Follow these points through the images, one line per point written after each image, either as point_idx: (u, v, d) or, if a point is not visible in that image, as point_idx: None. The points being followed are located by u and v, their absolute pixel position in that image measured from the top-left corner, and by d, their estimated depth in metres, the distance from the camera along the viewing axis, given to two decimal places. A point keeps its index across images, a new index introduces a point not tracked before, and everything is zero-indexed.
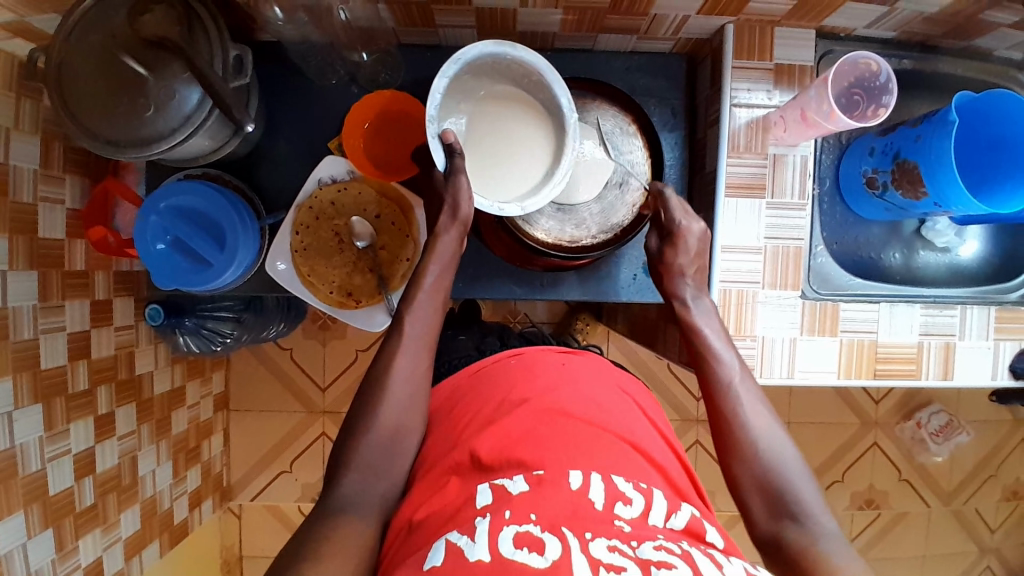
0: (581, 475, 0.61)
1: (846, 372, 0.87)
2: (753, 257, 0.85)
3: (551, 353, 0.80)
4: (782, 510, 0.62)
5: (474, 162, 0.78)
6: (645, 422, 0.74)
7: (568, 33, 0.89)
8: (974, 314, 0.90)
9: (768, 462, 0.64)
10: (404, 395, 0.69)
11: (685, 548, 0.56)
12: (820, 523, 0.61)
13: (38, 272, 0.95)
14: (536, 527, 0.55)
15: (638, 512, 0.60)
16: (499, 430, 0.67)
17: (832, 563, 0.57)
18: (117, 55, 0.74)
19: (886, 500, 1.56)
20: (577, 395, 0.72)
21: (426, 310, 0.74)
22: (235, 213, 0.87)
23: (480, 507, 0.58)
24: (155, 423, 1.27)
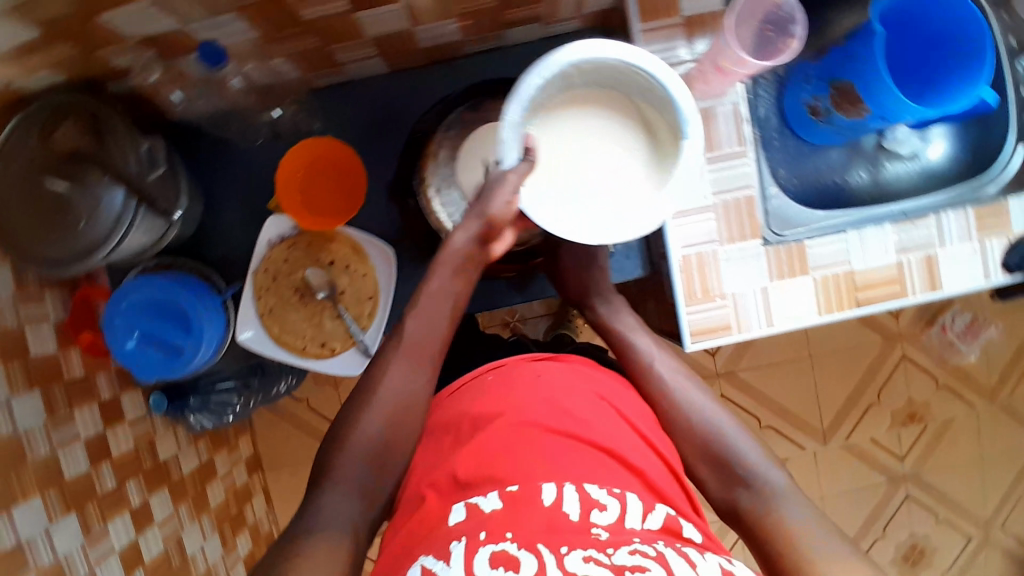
0: (555, 488, 0.62)
1: (827, 307, 0.85)
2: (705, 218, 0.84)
3: (526, 363, 0.78)
4: (733, 479, 0.70)
5: (542, 174, 0.72)
6: (624, 424, 0.72)
7: (472, 38, 0.88)
8: (951, 221, 0.86)
9: (706, 429, 0.74)
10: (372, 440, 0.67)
11: (660, 548, 0.57)
12: (767, 479, 0.69)
13: (39, 389, 0.98)
14: (513, 544, 0.56)
15: (614, 516, 0.61)
16: (475, 449, 0.67)
17: (785, 519, 0.65)
18: (39, 178, 0.74)
19: (929, 412, 1.52)
20: (551, 406, 0.71)
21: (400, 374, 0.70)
22: (193, 295, 0.88)
23: (455, 526, 0.61)
24: (192, 502, 1.30)
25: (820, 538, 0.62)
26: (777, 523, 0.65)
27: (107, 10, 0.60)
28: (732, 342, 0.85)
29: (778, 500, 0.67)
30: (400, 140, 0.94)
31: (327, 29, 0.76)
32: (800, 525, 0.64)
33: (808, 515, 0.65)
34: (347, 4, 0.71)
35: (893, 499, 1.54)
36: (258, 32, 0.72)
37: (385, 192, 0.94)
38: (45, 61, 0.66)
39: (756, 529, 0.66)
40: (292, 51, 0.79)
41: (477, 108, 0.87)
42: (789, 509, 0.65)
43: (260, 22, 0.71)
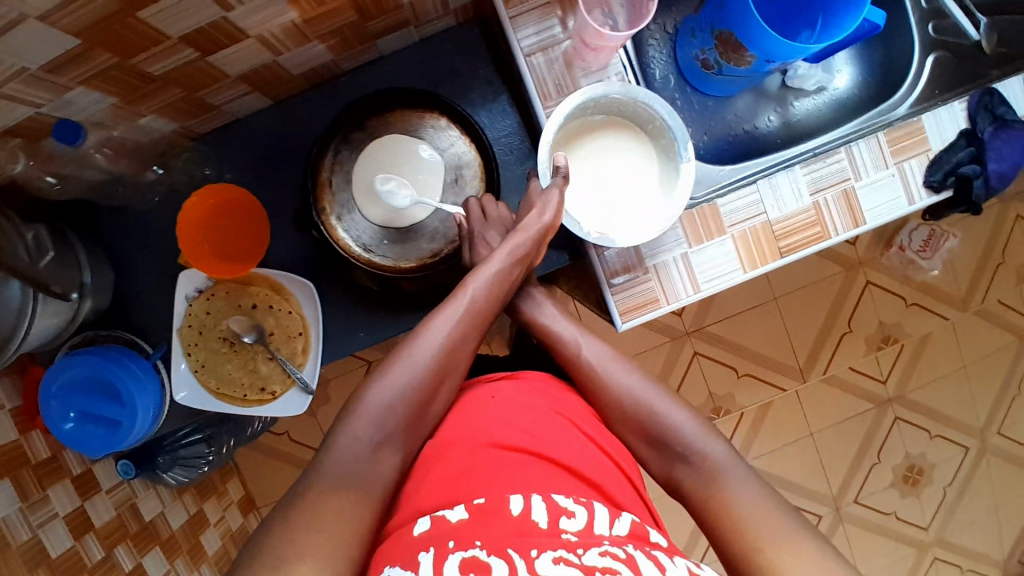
0: (523, 498, 0.57)
1: (751, 263, 0.83)
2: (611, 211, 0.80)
3: (479, 389, 0.74)
4: (671, 455, 0.70)
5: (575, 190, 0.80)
6: (582, 436, 0.69)
7: (344, 55, 0.86)
8: (862, 149, 0.84)
9: (640, 410, 0.73)
10: (404, 391, 0.68)
11: (630, 551, 0.54)
12: (708, 453, 0.68)
13: (9, 476, 0.98)
14: (481, 550, 0.52)
15: (583, 523, 0.56)
16: (433, 479, 0.63)
17: (736, 499, 0.63)
18: None
19: (903, 331, 1.51)
20: (502, 423, 0.67)
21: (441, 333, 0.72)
22: (122, 366, 0.87)
23: (420, 540, 0.55)
24: (188, 554, 1.30)
25: (761, 509, 0.62)
26: (720, 500, 0.64)
27: None
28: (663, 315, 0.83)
29: (720, 474, 0.66)
30: (299, 169, 0.92)
31: (186, 78, 0.74)
32: (748, 499, 0.63)
33: (752, 487, 0.64)
34: (194, 51, 0.69)
35: (882, 423, 1.53)
36: (114, 96, 0.71)
37: (295, 224, 0.92)
38: None
39: (697, 504, 0.66)
40: (161, 104, 0.77)
41: (367, 129, 0.87)
42: (731, 482, 0.65)
43: (111, 87, 0.69)
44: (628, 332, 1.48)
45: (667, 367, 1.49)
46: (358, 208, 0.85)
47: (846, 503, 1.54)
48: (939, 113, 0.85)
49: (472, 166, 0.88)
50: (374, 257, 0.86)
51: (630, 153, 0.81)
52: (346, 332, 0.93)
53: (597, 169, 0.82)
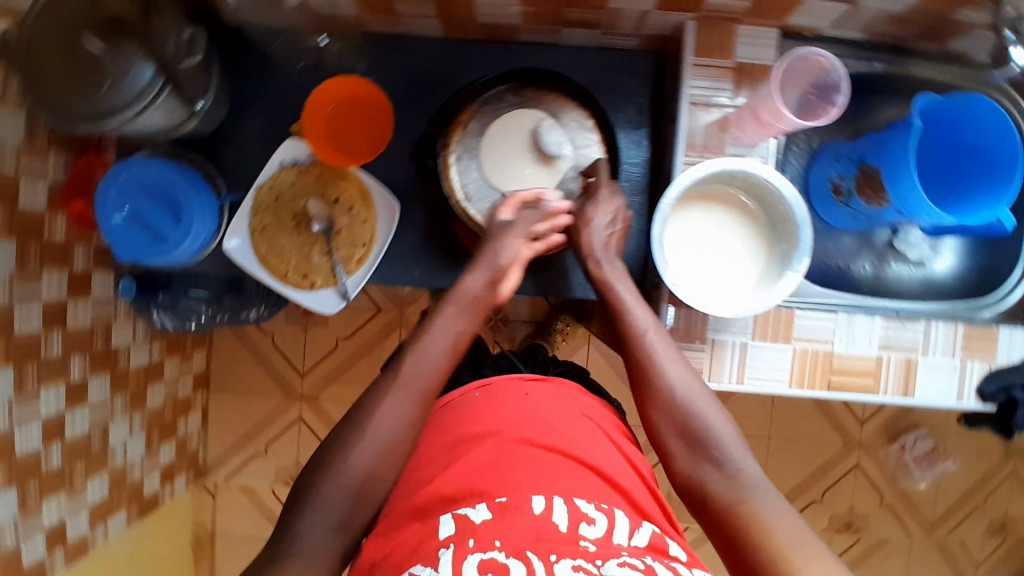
0: (545, 499, 0.62)
1: (799, 381, 0.84)
2: (697, 275, 0.78)
3: (515, 379, 0.78)
4: (701, 454, 0.69)
5: (678, 237, 0.78)
6: (612, 450, 0.73)
7: (531, 26, 0.87)
8: (939, 331, 0.87)
9: (682, 404, 0.71)
10: (434, 358, 0.71)
11: (648, 562, 0.58)
12: (741, 469, 0.67)
13: (17, 239, 0.98)
14: (501, 553, 0.56)
15: (601, 531, 0.61)
16: (461, 462, 0.66)
17: (764, 517, 0.62)
18: (80, 33, 0.74)
19: (866, 525, 1.51)
20: (531, 419, 0.72)
21: (472, 295, 0.75)
22: (192, 187, 0.87)
23: (444, 537, 0.59)
24: (130, 396, 1.29)
25: (790, 526, 0.61)
26: (747, 512, 0.63)
27: None
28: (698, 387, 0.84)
29: (749, 486, 0.66)
30: (435, 103, 0.94)
31: None
32: (778, 521, 0.62)
33: (781, 506, 0.63)
34: None
35: None
36: None
37: (411, 147, 0.95)
38: None
39: (716, 512, 0.65)
40: None
41: (520, 95, 0.88)
42: (761, 495, 0.64)
43: None
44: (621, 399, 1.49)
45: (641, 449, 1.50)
46: (479, 158, 0.86)
47: None
48: (1015, 333, 0.88)
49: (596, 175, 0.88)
50: (469, 206, 0.86)
51: (749, 239, 0.80)
52: (403, 265, 0.95)
53: (706, 234, 0.80)
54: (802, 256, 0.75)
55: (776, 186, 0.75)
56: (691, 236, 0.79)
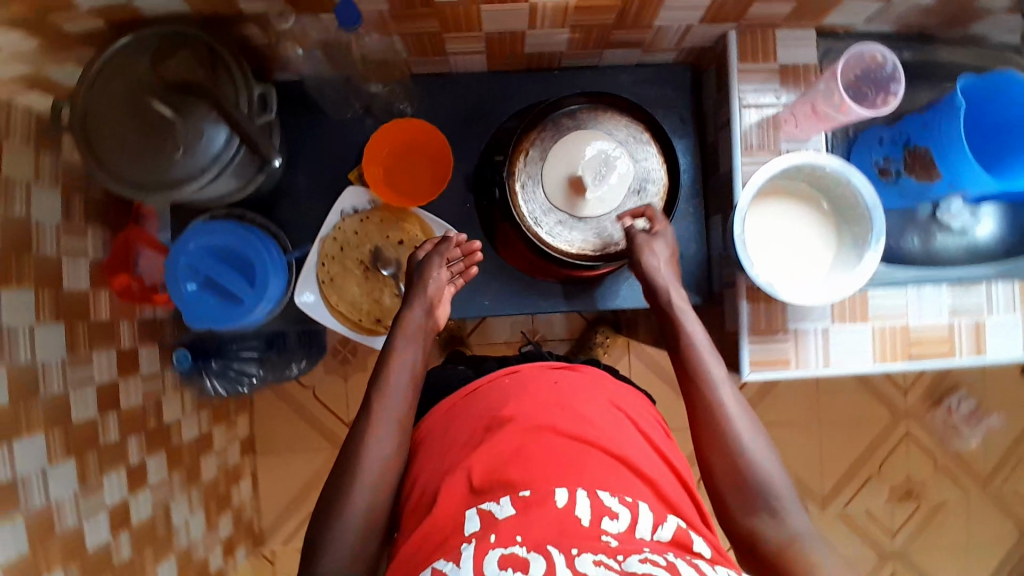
0: (568, 492, 0.63)
1: (881, 356, 0.87)
2: (779, 271, 0.80)
3: (546, 369, 0.80)
4: (757, 504, 0.69)
5: (756, 237, 0.80)
6: (641, 439, 0.74)
7: (575, 51, 0.91)
8: (999, 291, 0.90)
9: (744, 453, 0.71)
10: (399, 387, 0.77)
11: (670, 559, 0.58)
12: (790, 517, 0.68)
13: (64, 323, 0.93)
14: (522, 548, 0.57)
15: (624, 526, 0.61)
16: (487, 456, 0.67)
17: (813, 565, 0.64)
18: (145, 100, 0.75)
19: (924, 492, 1.54)
20: (560, 408, 0.72)
21: (418, 327, 0.82)
22: (263, 248, 0.87)
23: (468, 533, 0.61)
24: (185, 472, 1.25)
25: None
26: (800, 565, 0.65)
27: None
28: (788, 377, 0.86)
29: (804, 539, 0.67)
30: (484, 136, 0.96)
31: (448, 14, 0.78)
32: None
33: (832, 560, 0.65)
34: None
35: None
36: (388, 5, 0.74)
37: (465, 183, 0.96)
38: None
39: (769, 560, 0.67)
40: (411, 31, 0.81)
41: (575, 117, 0.88)
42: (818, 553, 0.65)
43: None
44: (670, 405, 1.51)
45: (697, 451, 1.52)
46: (543, 183, 0.86)
47: None
48: None
49: (658, 185, 0.89)
50: (540, 230, 0.86)
51: (820, 227, 0.82)
52: (472, 294, 0.96)
53: (780, 229, 0.81)
54: (881, 239, 0.77)
55: (842, 175, 0.77)
56: (762, 232, 0.80)
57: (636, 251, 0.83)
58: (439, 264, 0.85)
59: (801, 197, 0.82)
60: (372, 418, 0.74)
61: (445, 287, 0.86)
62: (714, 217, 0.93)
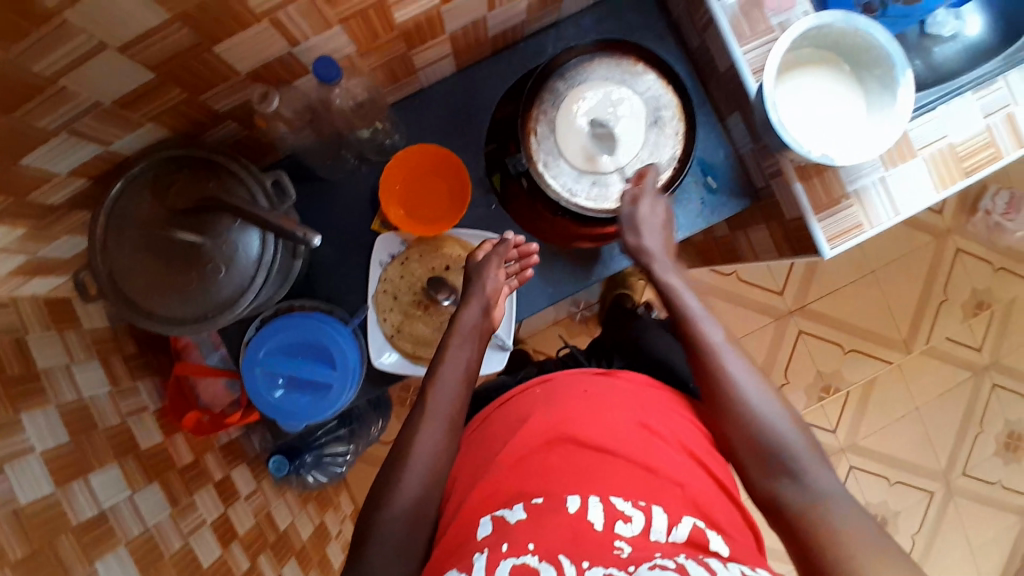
0: (580, 499, 0.64)
1: (941, 183, 0.87)
2: (823, 140, 0.80)
3: (580, 377, 0.81)
4: (778, 468, 0.69)
5: (790, 117, 0.80)
6: (675, 440, 0.74)
7: (534, 17, 0.89)
8: (1018, 78, 0.89)
9: (759, 417, 0.71)
10: (451, 390, 0.77)
11: (679, 561, 0.58)
12: (817, 481, 0.67)
13: (157, 481, 0.91)
14: (533, 558, 0.58)
15: (637, 530, 0.62)
16: (514, 473, 0.69)
17: (835, 525, 0.63)
18: (166, 234, 0.72)
19: (993, 296, 1.57)
20: (591, 416, 0.74)
21: (471, 328, 0.82)
22: (325, 329, 0.85)
23: (481, 540, 0.62)
24: (319, 566, 1.22)
25: (871, 545, 0.60)
26: (824, 530, 0.63)
27: (222, 30, 0.60)
28: (868, 239, 0.86)
29: (829, 502, 0.65)
30: (481, 134, 0.94)
31: (413, 29, 0.76)
32: (854, 533, 0.62)
33: (861, 523, 0.63)
34: None
35: (980, 392, 1.58)
36: (354, 42, 0.73)
37: (481, 187, 0.94)
38: (151, 112, 0.69)
39: (793, 524, 0.66)
40: (379, 62, 0.79)
41: (566, 77, 0.86)
42: (839, 513, 0.64)
43: (359, 31, 0.71)
44: (735, 316, 1.51)
45: (773, 346, 1.53)
46: (563, 153, 0.85)
47: (955, 476, 1.58)
48: None
49: (672, 107, 0.86)
50: (578, 199, 0.85)
51: (841, 84, 0.81)
52: (533, 288, 0.96)
53: (805, 100, 0.81)
54: (908, 71, 0.76)
55: (849, 25, 0.76)
56: (794, 104, 0.80)
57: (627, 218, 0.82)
58: (497, 264, 0.86)
59: (815, 62, 0.81)
60: (426, 413, 0.75)
61: (501, 288, 0.86)
62: (729, 117, 0.92)
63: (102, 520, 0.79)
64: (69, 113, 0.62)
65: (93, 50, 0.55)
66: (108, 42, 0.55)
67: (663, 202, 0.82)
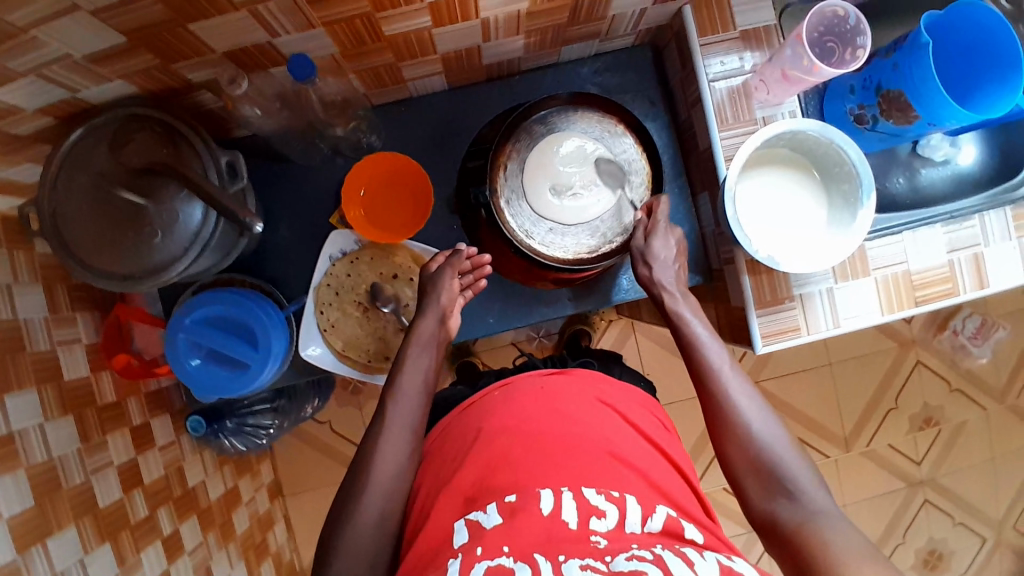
0: (553, 495, 0.63)
1: (888, 306, 0.88)
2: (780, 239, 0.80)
3: (534, 375, 0.81)
4: (776, 488, 0.70)
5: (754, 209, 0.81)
6: (629, 430, 0.76)
7: (533, 54, 0.89)
8: (993, 220, 0.89)
9: (757, 439, 0.73)
10: (411, 399, 0.78)
11: (657, 552, 0.56)
12: (811, 499, 0.68)
13: (72, 414, 0.90)
14: (508, 559, 0.56)
15: (613, 523, 0.61)
16: (481, 463, 0.69)
17: (827, 536, 0.63)
18: (111, 190, 0.72)
19: (943, 415, 1.57)
20: (549, 412, 0.74)
21: (429, 336, 0.83)
22: (257, 310, 0.86)
23: (457, 546, 0.61)
24: (219, 529, 1.20)
25: (859, 551, 0.61)
26: (816, 542, 0.63)
27: (200, 11, 0.61)
28: (802, 343, 0.87)
29: (822, 518, 0.66)
30: (458, 154, 0.95)
31: (402, 44, 0.76)
32: (842, 544, 0.62)
33: (851, 533, 0.63)
34: (429, 20, 0.72)
35: (911, 505, 1.57)
36: (339, 47, 0.73)
37: (447, 205, 0.95)
38: (123, 70, 0.69)
39: (788, 541, 0.66)
40: (365, 67, 0.79)
41: (547, 122, 0.87)
42: (833, 525, 0.65)
43: (344, 36, 0.71)
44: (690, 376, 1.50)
45: None
46: (526, 194, 0.85)
47: None
48: None
49: (642, 174, 0.88)
50: (532, 241, 0.85)
51: (808, 190, 0.81)
52: (476, 315, 0.95)
53: (770, 199, 0.81)
54: (872, 193, 0.77)
55: (822, 135, 0.77)
56: (749, 198, 0.80)
57: (639, 252, 0.84)
58: (451, 275, 0.85)
59: (785, 164, 0.82)
60: (385, 422, 0.76)
61: (456, 300, 0.86)
62: (700, 194, 0.93)
63: (7, 441, 0.78)
64: (38, 59, 0.62)
65: (67, 9, 0.56)
66: (81, 5, 0.56)
67: (675, 235, 0.85)
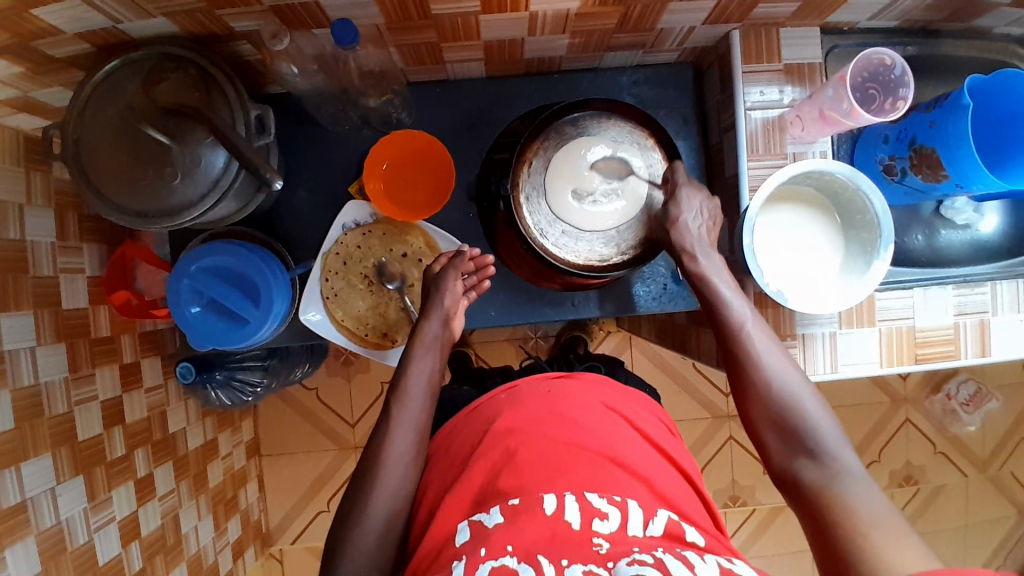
0: (557, 498, 0.63)
1: (888, 359, 0.88)
2: (790, 275, 0.80)
3: (542, 379, 0.80)
4: (799, 447, 0.70)
5: (770, 240, 0.81)
6: (632, 432, 0.76)
7: (575, 55, 0.89)
8: (1004, 290, 0.89)
9: (780, 397, 0.72)
10: (419, 398, 0.78)
11: (658, 556, 0.56)
12: (837, 459, 0.68)
13: (65, 343, 0.90)
14: (512, 559, 0.56)
15: (615, 526, 0.61)
16: (487, 465, 0.69)
17: (850, 502, 0.64)
18: (137, 126, 0.72)
19: (924, 476, 1.57)
20: (554, 415, 0.73)
21: (433, 339, 0.82)
22: (263, 268, 0.85)
23: (460, 545, 0.62)
24: (193, 479, 1.20)
25: (878, 508, 0.62)
26: (836, 504, 0.64)
27: None
28: None
29: (844, 480, 0.66)
30: (486, 144, 0.95)
31: (447, 26, 0.76)
32: (864, 509, 0.62)
33: (873, 494, 0.64)
34: (477, 6, 0.72)
35: None
36: (384, 18, 0.73)
37: (467, 192, 0.95)
38: (168, 9, 0.69)
39: (811, 505, 0.67)
40: (407, 43, 0.79)
41: (578, 125, 0.86)
42: (854, 486, 0.65)
43: (391, 10, 0.71)
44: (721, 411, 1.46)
45: (700, 443, 1.53)
46: (547, 193, 0.85)
47: None
48: None
49: None
50: (545, 241, 0.85)
51: (826, 233, 0.81)
52: (479, 306, 0.95)
53: (787, 234, 0.81)
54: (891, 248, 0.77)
55: (850, 180, 0.77)
56: (768, 230, 0.80)
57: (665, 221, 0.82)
58: (454, 276, 0.85)
59: (807, 201, 0.82)
60: (394, 417, 0.76)
61: (460, 303, 0.85)
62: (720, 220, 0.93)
63: None
64: None
65: None
66: None
67: (700, 194, 0.82)
